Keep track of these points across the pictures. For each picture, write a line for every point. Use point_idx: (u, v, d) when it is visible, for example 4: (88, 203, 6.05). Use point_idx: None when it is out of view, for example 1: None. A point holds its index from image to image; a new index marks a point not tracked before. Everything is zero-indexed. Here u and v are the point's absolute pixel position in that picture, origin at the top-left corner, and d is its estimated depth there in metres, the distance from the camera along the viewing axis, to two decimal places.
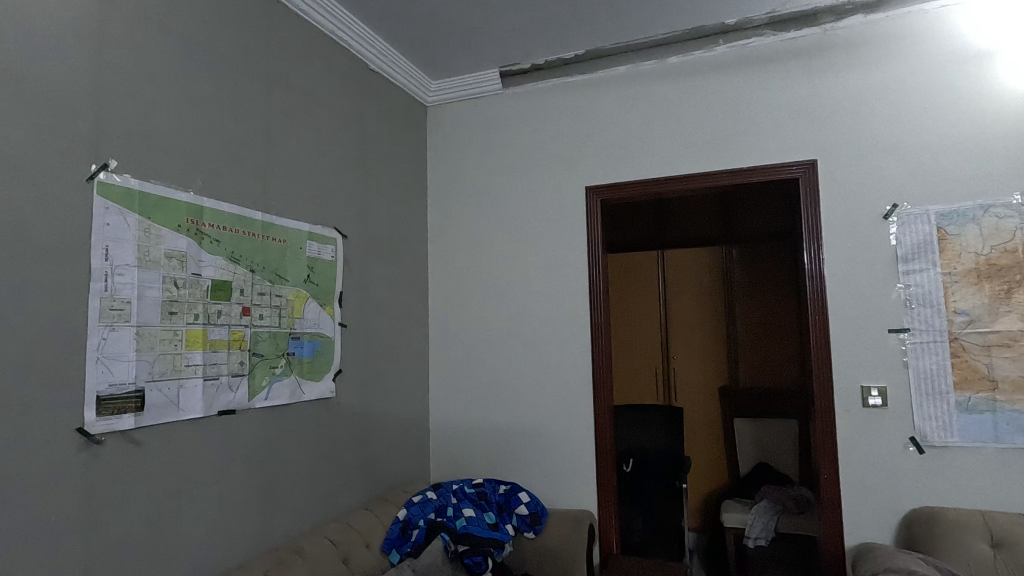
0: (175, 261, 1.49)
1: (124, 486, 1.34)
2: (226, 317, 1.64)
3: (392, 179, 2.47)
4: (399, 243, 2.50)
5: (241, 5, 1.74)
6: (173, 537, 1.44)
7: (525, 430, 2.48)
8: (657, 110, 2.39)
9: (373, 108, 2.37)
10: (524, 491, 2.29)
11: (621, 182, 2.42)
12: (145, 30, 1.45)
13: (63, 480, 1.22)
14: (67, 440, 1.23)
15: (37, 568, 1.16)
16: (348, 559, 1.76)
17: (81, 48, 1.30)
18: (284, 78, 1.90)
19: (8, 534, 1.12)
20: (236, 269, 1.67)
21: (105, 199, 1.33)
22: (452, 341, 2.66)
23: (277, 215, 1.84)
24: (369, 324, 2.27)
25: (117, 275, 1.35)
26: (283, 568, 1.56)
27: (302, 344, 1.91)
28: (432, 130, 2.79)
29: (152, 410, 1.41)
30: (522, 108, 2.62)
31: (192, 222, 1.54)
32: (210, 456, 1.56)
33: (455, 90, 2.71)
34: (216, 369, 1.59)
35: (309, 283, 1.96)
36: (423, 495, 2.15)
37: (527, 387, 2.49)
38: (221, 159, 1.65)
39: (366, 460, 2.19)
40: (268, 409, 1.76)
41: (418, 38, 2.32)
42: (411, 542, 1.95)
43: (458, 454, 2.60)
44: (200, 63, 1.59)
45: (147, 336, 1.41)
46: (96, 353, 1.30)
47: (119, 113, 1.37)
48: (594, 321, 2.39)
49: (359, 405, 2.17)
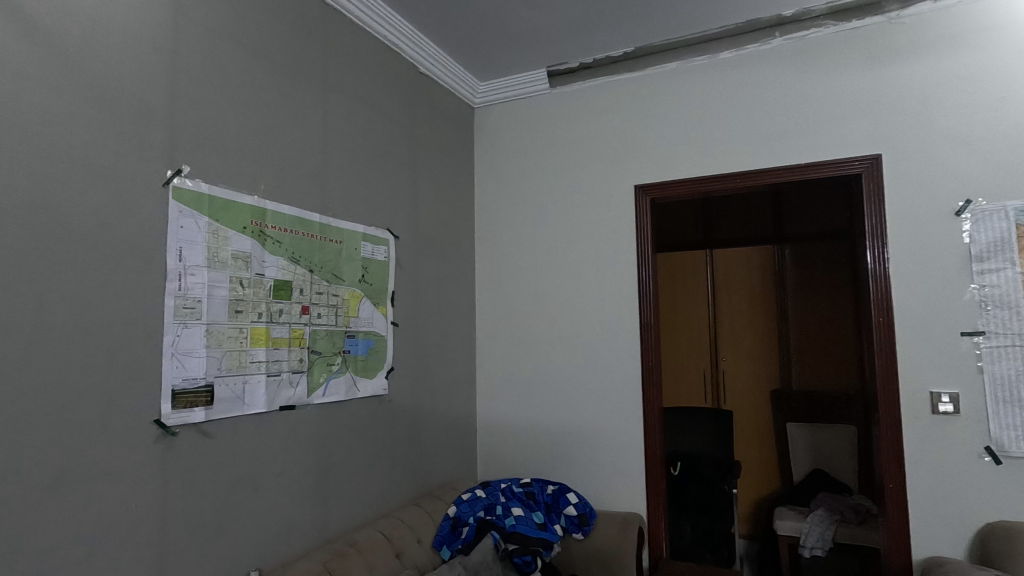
0: (240, 261, 1.55)
1: (196, 476, 1.41)
2: (287, 315, 1.70)
3: (441, 182, 2.51)
4: (447, 244, 2.54)
5: (300, 14, 1.80)
6: (239, 526, 1.51)
7: (572, 430, 2.47)
8: (709, 105, 2.33)
9: (423, 111, 2.40)
10: (572, 491, 2.28)
11: (672, 180, 2.38)
12: (214, 40, 1.52)
13: (142, 468, 1.29)
14: (146, 431, 1.30)
15: (119, 551, 1.24)
16: (402, 554, 1.80)
17: (158, 61, 1.38)
18: (340, 83, 1.95)
19: (94, 518, 1.20)
20: (296, 270, 1.74)
21: (179, 202, 1.40)
22: (499, 340, 2.68)
23: (334, 217, 1.90)
24: (419, 324, 2.31)
25: (189, 275, 1.42)
26: (340, 561, 1.61)
27: (357, 342, 1.96)
28: (479, 132, 2.81)
29: (220, 404, 1.47)
30: (569, 107, 2.61)
31: (256, 224, 1.60)
32: (273, 449, 1.62)
33: (502, 91, 2.72)
34: (278, 365, 1.66)
35: (363, 283, 2.01)
36: (473, 493, 2.17)
37: (575, 387, 2.48)
38: (282, 163, 1.71)
39: (416, 457, 2.23)
40: (326, 405, 1.82)
41: (466, 40, 2.34)
42: (461, 539, 1.98)
43: (505, 453, 2.61)
44: (263, 71, 1.66)
45: (216, 334, 1.48)
46: (170, 348, 1.37)
47: (190, 121, 1.45)
48: (643, 321, 2.36)
49: (409, 403, 2.21)
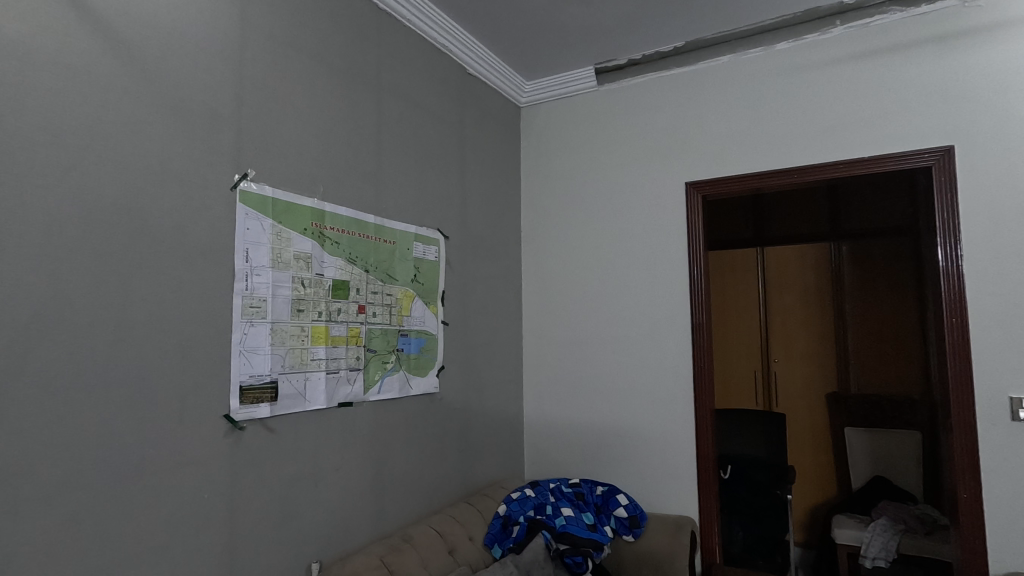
0: (302, 262, 1.60)
1: (263, 469, 1.46)
2: (345, 314, 1.74)
3: (489, 182, 2.52)
4: (495, 244, 2.55)
5: (356, 19, 1.83)
6: (301, 519, 1.55)
7: (621, 431, 2.45)
8: (765, 98, 2.26)
9: (471, 112, 2.42)
10: (622, 493, 2.25)
11: (725, 177, 2.32)
12: (277, 48, 1.57)
13: (213, 460, 1.35)
14: (217, 425, 1.36)
15: (193, 539, 1.30)
16: (454, 551, 1.82)
17: (226, 69, 1.43)
18: (392, 86, 1.98)
19: (170, 507, 1.26)
20: (353, 269, 1.78)
21: (245, 205, 1.45)
22: (546, 340, 2.67)
23: (388, 218, 1.93)
24: (468, 323, 2.33)
25: (255, 275, 1.47)
26: (397, 555, 1.64)
27: (410, 341, 2.00)
28: (525, 131, 2.81)
29: (284, 400, 1.52)
30: (617, 104, 2.58)
31: (316, 226, 1.65)
32: (332, 444, 1.67)
33: (549, 89, 2.71)
34: (336, 363, 1.70)
35: (415, 282, 2.04)
36: (522, 492, 2.17)
37: (624, 388, 2.45)
38: (339, 166, 1.75)
39: (465, 455, 2.25)
40: (381, 402, 1.85)
41: (514, 40, 2.34)
42: (512, 537, 1.98)
43: (552, 453, 2.61)
44: (321, 76, 1.70)
45: (279, 332, 1.53)
46: (238, 346, 1.42)
47: (255, 127, 1.50)
48: (695, 321, 2.31)
49: (459, 402, 2.23)
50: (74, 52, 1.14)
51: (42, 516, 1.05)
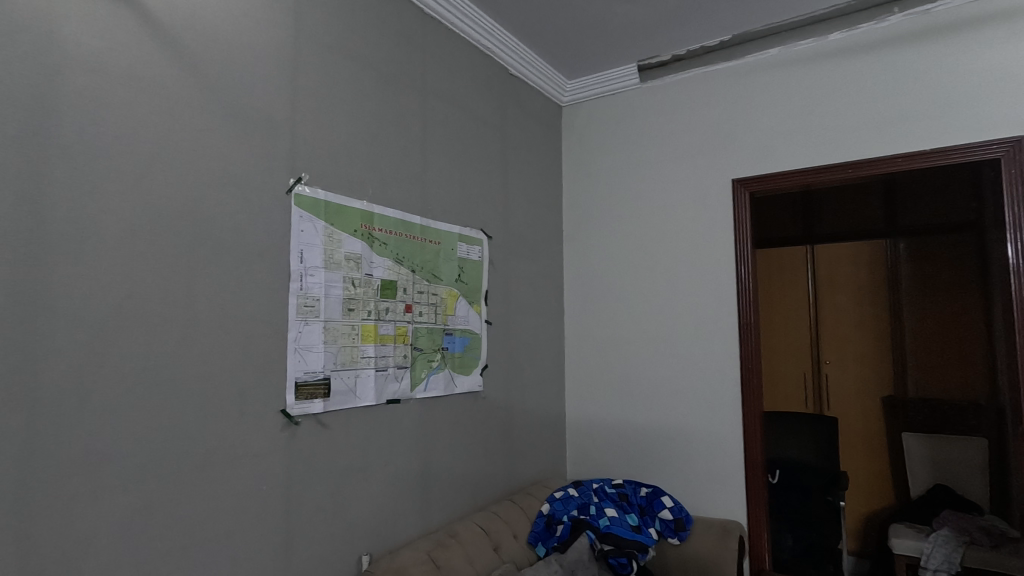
0: (352, 262, 1.65)
1: (317, 463, 1.52)
2: (393, 314, 1.78)
3: (531, 182, 2.53)
4: (537, 244, 2.55)
5: (401, 24, 1.87)
6: (353, 512, 1.60)
7: (665, 432, 2.42)
8: (817, 91, 2.19)
9: (513, 112, 2.44)
10: (667, 495, 2.21)
11: (773, 173, 2.26)
12: (329, 56, 1.62)
13: (271, 453, 1.41)
14: (275, 420, 1.42)
15: (253, 529, 1.36)
16: (499, 547, 1.84)
17: (281, 77, 1.49)
18: (437, 89, 2.01)
19: (232, 497, 1.32)
20: (400, 270, 1.82)
21: (299, 208, 1.51)
22: (588, 340, 2.66)
23: (432, 218, 1.96)
24: (511, 323, 2.34)
25: (309, 275, 1.52)
26: (443, 550, 1.67)
27: (454, 340, 2.03)
28: (566, 131, 2.81)
29: (336, 396, 1.57)
30: (661, 101, 2.55)
31: (364, 227, 1.69)
32: (380, 440, 1.71)
33: (590, 88, 2.70)
34: (385, 361, 1.74)
35: (459, 282, 2.07)
36: (565, 492, 2.17)
37: (668, 389, 2.42)
38: (387, 169, 1.80)
39: (509, 454, 2.27)
40: (428, 400, 1.89)
41: (555, 39, 2.34)
42: (556, 536, 1.98)
43: (595, 453, 2.59)
44: (369, 81, 1.75)
45: (331, 330, 1.58)
46: (294, 344, 1.48)
47: (308, 132, 1.55)
48: (742, 321, 2.26)
49: (503, 401, 2.25)
50: (145, 66, 1.21)
51: (119, 501, 1.13)
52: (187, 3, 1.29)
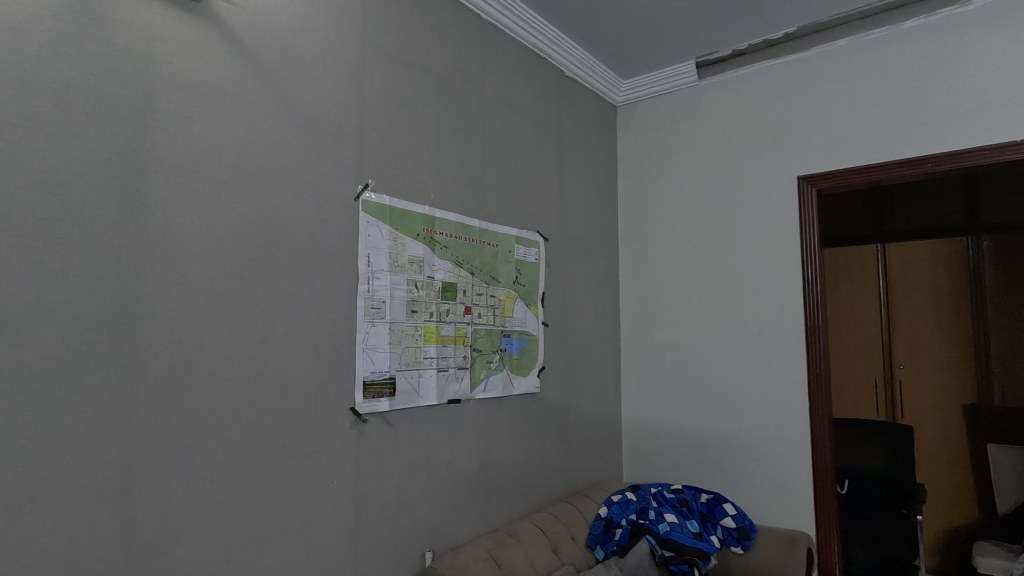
0: (415, 265, 1.69)
1: (383, 460, 1.57)
2: (453, 315, 1.82)
3: (586, 183, 2.52)
4: (593, 245, 2.54)
5: (461, 31, 1.91)
6: (416, 509, 1.65)
7: (727, 437, 2.35)
8: (891, 81, 2.08)
9: (568, 114, 2.43)
10: (729, 502, 2.15)
11: (843, 169, 2.16)
12: (392, 65, 1.67)
13: (341, 449, 1.47)
14: (344, 418, 1.48)
15: (325, 521, 1.42)
16: (558, 549, 1.85)
17: (349, 88, 1.55)
18: (494, 94, 2.04)
19: (306, 490, 1.38)
20: (460, 272, 1.85)
21: (367, 213, 1.56)
22: (645, 342, 2.62)
23: (491, 221, 1.99)
24: (567, 326, 2.34)
25: (375, 278, 1.58)
26: (503, 549, 1.69)
27: (512, 341, 2.04)
28: (621, 130, 2.78)
29: (401, 396, 1.62)
30: (720, 98, 2.49)
31: (426, 231, 1.74)
32: (442, 439, 1.74)
33: (646, 87, 2.67)
34: (446, 362, 1.78)
35: (517, 284, 2.09)
36: (623, 496, 2.14)
37: (728, 392, 2.36)
38: (448, 174, 1.84)
39: (565, 456, 2.26)
40: (487, 400, 1.92)
41: (612, 39, 2.33)
42: (615, 540, 1.95)
43: (653, 458, 2.55)
44: (430, 88, 1.79)
45: (396, 331, 1.63)
46: (362, 344, 1.54)
47: (374, 139, 1.61)
48: (809, 324, 2.18)
49: (559, 403, 2.25)
50: (229, 82, 1.29)
51: (207, 491, 1.20)
52: (266, 21, 1.36)
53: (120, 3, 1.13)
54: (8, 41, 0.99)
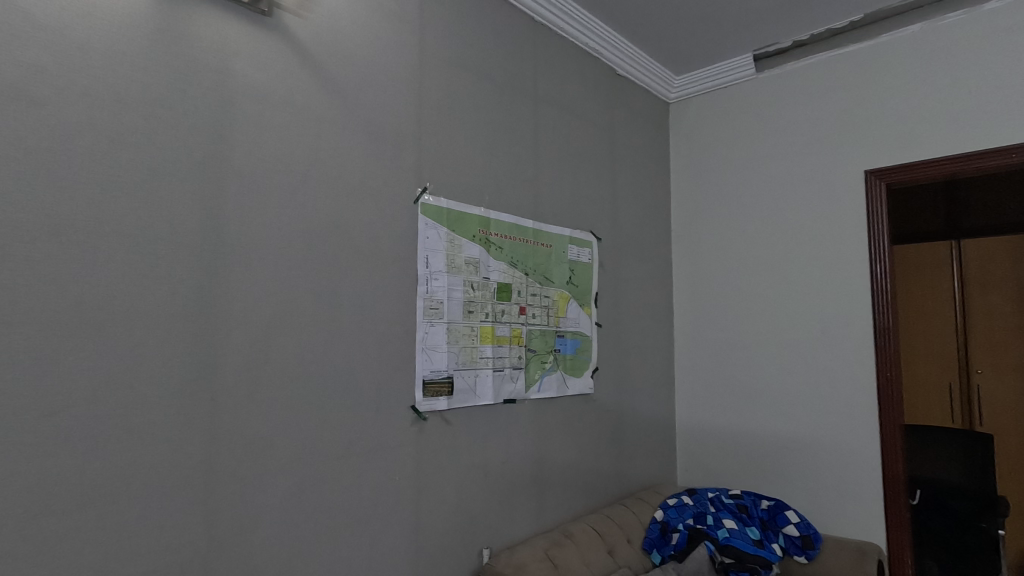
0: (471, 266, 1.72)
1: (441, 458, 1.60)
2: (508, 316, 1.84)
3: (639, 182, 2.48)
4: (645, 245, 2.50)
5: (514, 34, 1.92)
6: (473, 506, 1.67)
7: (788, 442, 2.28)
8: (969, 68, 1.97)
9: (620, 112, 2.41)
10: (791, 509, 2.06)
11: (915, 162, 2.06)
12: (448, 69, 1.70)
13: (403, 446, 1.50)
14: (405, 416, 1.52)
15: (388, 517, 1.46)
16: (614, 552, 1.83)
17: (408, 94, 1.59)
18: (547, 95, 2.04)
19: (370, 486, 1.42)
20: (515, 273, 1.86)
21: (425, 216, 1.60)
22: (701, 344, 2.55)
23: (545, 222, 2.00)
24: (620, 326, 2.32)
25: (433, 279, 1.61)
26: (560, 550, 1.69)
27: (566, 342, 2.04)
28: (674, 128, 2.72)
29: (458, 394, 1.65)
30: (779, 92, 2.41)
31: (482, 232, 1.76)
32: (498, 439, 1.76)
33: (700, 82, 2.60)
34: (501, 362, 1.79)
35: (570, 284, 2.08)
36: (679, 500, 2.10)
37: (790, 396, 2.29)
38: (502, 176, 1.85)
39: (619, 458, 2.24)
40: (542, 401, 1.92)
41: (665, 35, 2.29)
42: (672, 545, 1.91)
43: (708, 462, 2.49)
44: (485, 91, 1.81)
45: (454, 331, 1.66)
46: (421, 344, 1.57)
47: (432, 143, 1.64)
48: (878, 325, 2.08)
49: (613, 404, 2.24)
50: (297, 92, 1.34)
51: (280, 484, 1.26)
52: (331, 32, 1.41)
53: (201, 21, 1.19)
54: (105, 62, 1.06)
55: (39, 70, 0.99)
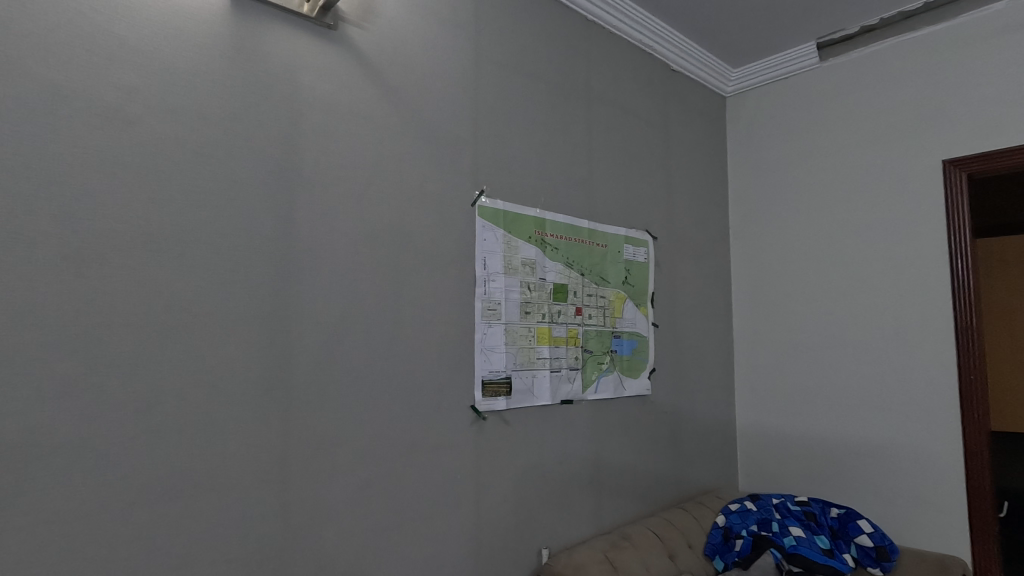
0: (527, 267, 1.73)
1: (500, 458, 1.61)
2: (565, 316, 1.84)
3: (695, 179, 2.43)
4: (702, 243, 2.44)
5: (567, 34, 1.92)
6: (531, 507, 1.68)
7: (859, 447, 2.17)
8: None
9: (675, 108, 2.36)
10: (864, 518, 1.95)
11: (999, 151, 1.94)
12: (503, 73, 1.72)
13: (463, 445, 1.53)
14: (465, 416, 1.54)
15: (450, 515, 1.49)
16: (675, 556, 1.80)
17: (465, 99, 1.61)
18: (601, 94, 2.03)
19: (432, 483, 1.46)
20: (571, 274, 1.86)
21: (482, 218, 1.62)
22: (762, 344, 2.47)
23: (600, 222, 1.98)
24: (677, 327, 2.27)
25: (491, 281, 1.63)
26: (620, 552, 1.68)
27: (623, 343, 2.02)
28: (730, 122, 2.64)
29: (517, 395, 1.66)
30: (845, 81, 2.31)
31: (538, 233, 1.77)
32: (555, 440, 1.76)
33: (759, 74, 2.52)
34: (558, 362, 1.80)
35: (626, 284, 2.06)
36: (742, 505, 2.03)
37: (860, 398, 2.18)
38: (557, 177, 1.85)
39: (677, 461, 2.20)
40: (598, 402, 1.91)
41: (722, 28, 2.23)
42: (736, 551, 1.85)
43: (771, 466, 2.40)
44: (539, 93, 1.82)
45: (511, 332, 1.67)
46: (480, 345, 1.59)
47: (488, 146, 1.66)
48: (959, 324, 1.97)
49: (671, 406, 2.19)
50: (361, 102, 1.39)
51: (348, 479, 1.30)
52: (391, 42, 1.46)
53: (273, 38, 1.25)
54: (189, 80, 1.14)
55: (132, 91, 1.07)
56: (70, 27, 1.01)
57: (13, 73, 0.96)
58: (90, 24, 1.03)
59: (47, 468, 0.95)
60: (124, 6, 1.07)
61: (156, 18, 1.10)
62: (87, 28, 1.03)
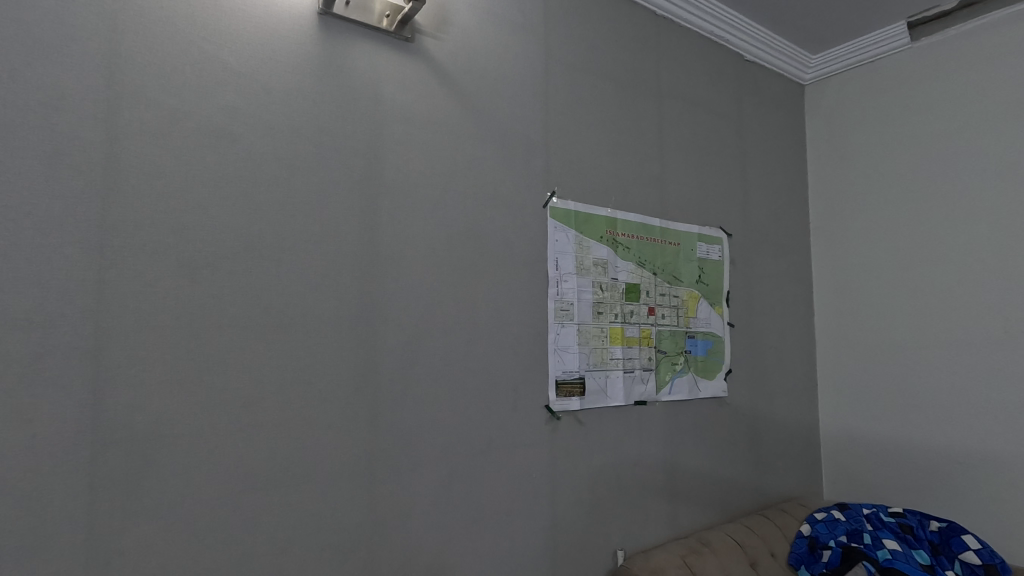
0: (599, 267, 1.72)
1: (575, 457, 1.62)
2: (638, 316, 1.82)
3: (772, 172, 2.33)
4: (780, 239, 2.34)
5: (636, 30, 1.90)
6: (606, 507, 1.67)
7: (961, 455, 2.02)
8: None
9: (749, 99, 2.27)
10: (970, 534, 1.79)
11: None
12: (573, 74, 1.72)
13: (538, 444, 1.55)
14: (539, 416, 1.56)
15: (526, 512, 1.51)
16: (756, 565, 1.74)
17: (535, 102, 1.63)
18: (671, 89, 1.99)
19: (508, 480, 1.48)
20: (643, 273, 1.84)
21: (554, 219, 1.63)
22: (848, 345, 2.33)
23: (672, 220, 1.95)
24: (755, 327, 2.19)
25: (563, 281, 1.64)
26: (698, 557, 1.64)
27: (697, 343, 1.97)
28: (809, 110, 2.51)
29: (590, 395, 1.66)
30: (940, 61, 2.14)
31: (609, 233, 1.76)
32: (630, 440, 1.75)
33: (840, 59, 2.38)
34: (631, 362, 1.78)
35: (700, 284, 2.01)
36: (829, 514, 1.93)
37: (962, 403, 2.02)
38: (628, 175, 1.84)
39: (756, 465, 2.12)
40: (673, 403, 1.88)
41: (800, 13, 2.12)
42: (823, 562, 1.76)
43: (860, 474, 2.26)
44: (608, 92, 1.81)
45: (584, 332, 1.67)
46: (553, 345, 1.61)
47: (559, 148, 1.67)
48: None
49: (749, 408, 2.12)
50: (437, 110, 1.44)
51: (429, 474, 1.35)
52: (465, 51, 1.50)
53: (356, 54, 1.32)
54: (283, 98, 1.22)
55: (234, 111, 1.16)
56: (182, 55, 1.11)
57: (136, 100, 1.07)
58: (199, 51, 1.13)
59: (169, 455, 1.05)
60: (227, 33, 1.16)
61: (254, 42, 1.19)
62: (197, 55, 1.13)
